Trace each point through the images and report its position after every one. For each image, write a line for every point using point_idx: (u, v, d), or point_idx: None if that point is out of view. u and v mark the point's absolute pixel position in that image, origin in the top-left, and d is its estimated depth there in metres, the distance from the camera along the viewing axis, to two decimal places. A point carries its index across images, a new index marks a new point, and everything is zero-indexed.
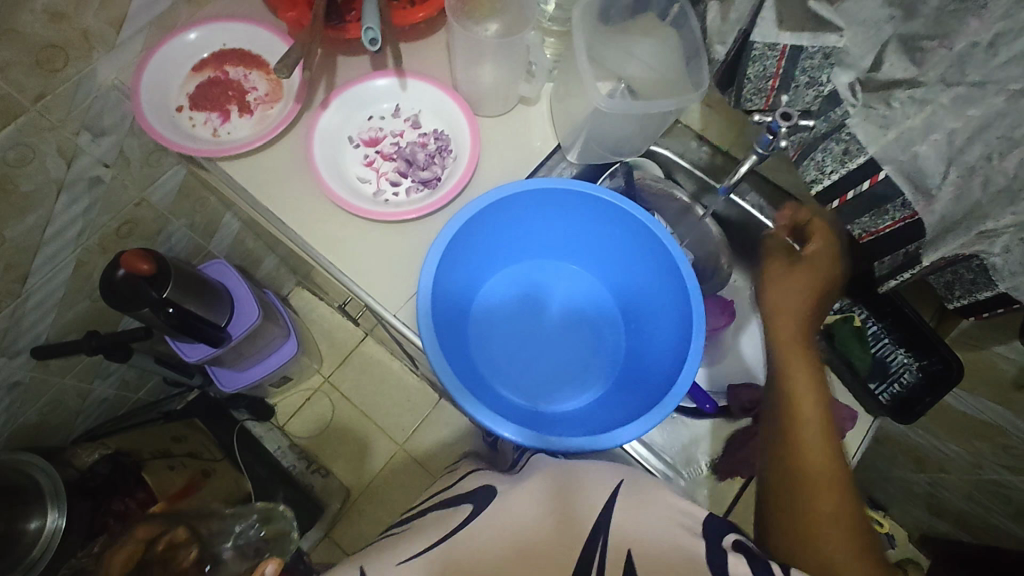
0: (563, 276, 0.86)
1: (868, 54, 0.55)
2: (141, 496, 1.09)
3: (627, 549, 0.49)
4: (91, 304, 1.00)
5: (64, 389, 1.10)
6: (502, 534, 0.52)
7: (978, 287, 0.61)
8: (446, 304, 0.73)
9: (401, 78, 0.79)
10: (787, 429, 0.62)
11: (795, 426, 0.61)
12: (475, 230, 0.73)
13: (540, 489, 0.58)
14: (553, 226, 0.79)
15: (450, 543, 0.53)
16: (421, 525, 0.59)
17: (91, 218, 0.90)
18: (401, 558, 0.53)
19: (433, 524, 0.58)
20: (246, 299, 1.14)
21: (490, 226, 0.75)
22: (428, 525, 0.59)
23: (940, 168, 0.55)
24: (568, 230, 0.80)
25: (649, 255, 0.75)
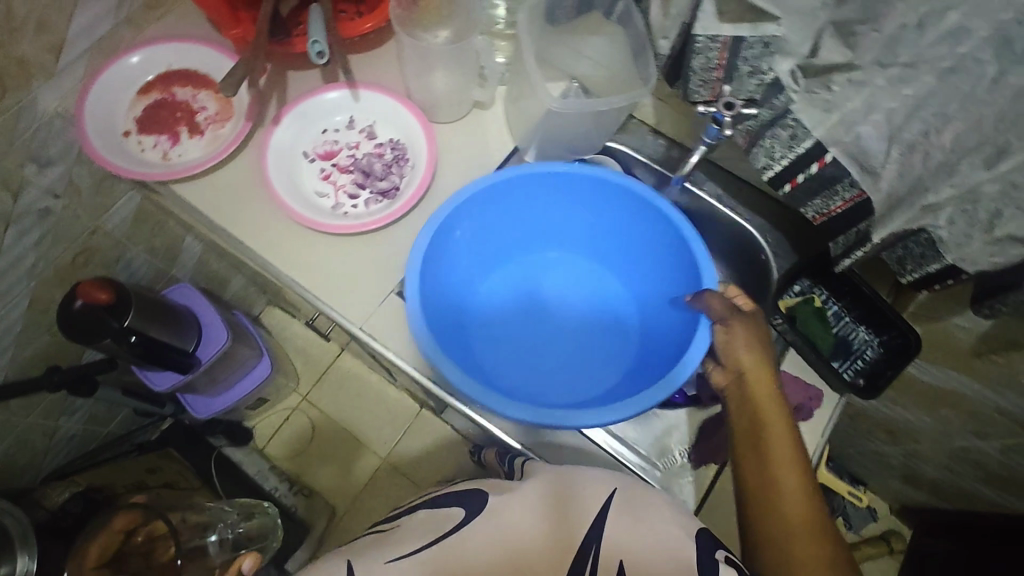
0: (561, 274, 0.84)
1: (806, 41, 0.55)
2: None
3: (617, 561, 0.49)
4: (51, 338, 0.97)
5: (28, 429, 1.06)
6: (503, 538, 0.51)
7: (927, 260, 0.63)
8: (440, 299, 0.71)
9: (353, 90, 0.78)
10: (757, 446, 0.57)
11: (763, 440, 0.58)
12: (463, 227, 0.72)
13: (541, 484, 0.56)
14: (548, 215, 0.78)
15: (447, 542, 0.52)
16: (414, 519, 0.58)
17: (44, 250, 0.88)
18: (393, 556, 0.52)
19: (425, 520, 0.57)
20: (212, 322, 1.12)
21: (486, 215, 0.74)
22: (420, 521, 0.57)
23: (883, 147, 0.56)
24: (567, 218, 0.79)
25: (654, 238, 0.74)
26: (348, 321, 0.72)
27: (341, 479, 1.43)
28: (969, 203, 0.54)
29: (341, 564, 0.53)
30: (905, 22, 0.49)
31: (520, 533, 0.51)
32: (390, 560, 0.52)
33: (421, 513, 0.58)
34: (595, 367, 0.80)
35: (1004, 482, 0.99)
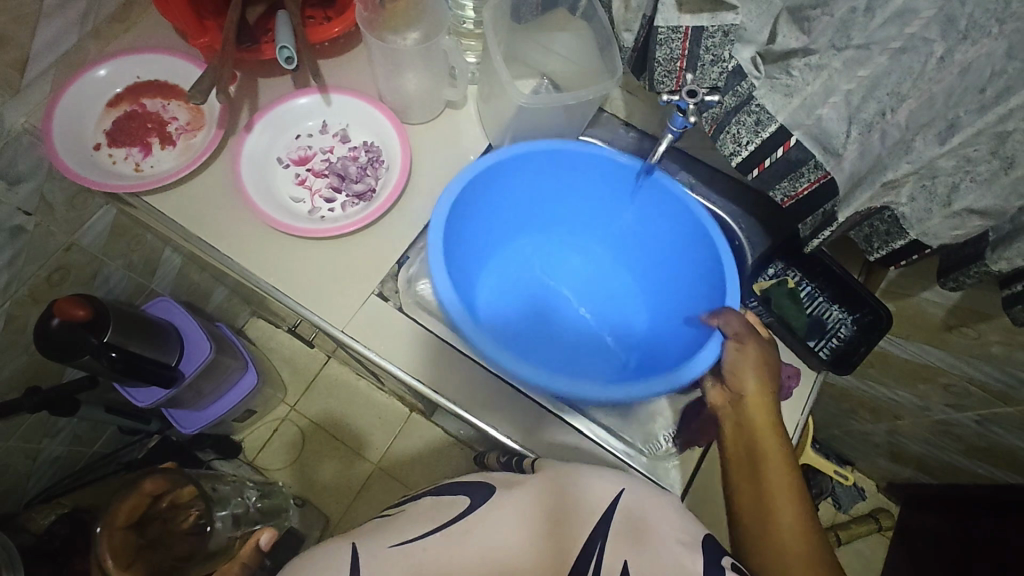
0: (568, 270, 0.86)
1: (765, 27, 0.58)
2: None
3: (623, 561, 0.50)
4: (29, 358, 0.96)
5: (10, 452, 1.05)
6: (510, 532, 0.51)
7: (891, 237, 0.64)
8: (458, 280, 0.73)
9: (325, 94, 0.78)
10: (755, 471, 0.58)
11: (763, 474, 0.57)
12: (477, 207, 0.74)
13: (548, 481, 0.57)
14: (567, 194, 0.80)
15: (453, 530, 0.53)
16: (419, 506, 0.59)
17: (18, 268, 0.87)
18: (396, 541, 0.53)
19: (430, 509, 0.57)
20: (197, 337, 1.11)
21: (488, 198, 0.75)
22: (424, 509, 0.58)
23: (843, 129, 0.58)
24: (572, 206, 0.81)
25: (663, 221, 0.76)
26: (328, 325, 0.73)
27: (334, 487, 1.43)
28: (927, 178, 0.56)
29: (345, 548, 0.54)
30: (855, 5, 0.50)
31: (527, 528, 0.52)
32: (393, 544, 0.53)
33: (426, 502, 0.59)
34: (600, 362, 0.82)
35: (983, 452, 1.02)
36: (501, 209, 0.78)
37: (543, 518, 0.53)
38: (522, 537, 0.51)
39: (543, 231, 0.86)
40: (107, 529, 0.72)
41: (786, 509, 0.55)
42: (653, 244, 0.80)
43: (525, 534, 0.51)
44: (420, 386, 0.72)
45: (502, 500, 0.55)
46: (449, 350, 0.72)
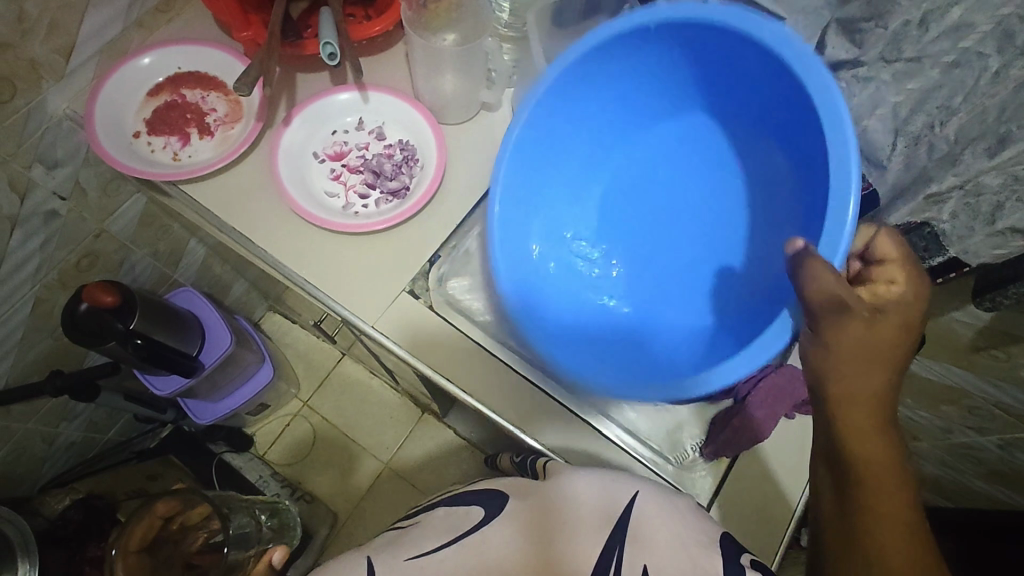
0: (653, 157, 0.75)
1: (812, 38, 0.62)
2: None
3: (643, 566, 0.49)
4: (54, 341, 0.97)
5: (28, 435, 1.05)
6: (518, 543, 0.51)
7: (930, 254, 0.61)
8: (512, 213, 0.68)
9: (363, 92, 0.79)
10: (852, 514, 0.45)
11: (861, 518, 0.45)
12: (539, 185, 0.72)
13: (555, 492, 0.55)
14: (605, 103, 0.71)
15: (465, 543, 0.52)
16: (432, 518, 0.57)
17: (49, 253, 0.87)
18: (411, 555, 0.52)
19: (444, 518, 0.56)
20: (218, 326, 1.12)
21: (542, 170, 0.71)
22: (440, 519, 0.57)
23: (889, 140, 0.59)
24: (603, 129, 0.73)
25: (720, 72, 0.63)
26: (354, 317, 0.73)
27: (343, 485, 1.42)
28: (972, 196, 0.54)
29: (361, 561, 0.53)
30: (909, 18, 0.53)
31: (535, 539, 0.51)
32: (409, 558, 0.51)
33: (440, 513, 0.58)
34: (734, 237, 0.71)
35: (1006, 478, 1.00)
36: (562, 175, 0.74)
37: (547, 527, 0.51)
38: (528, 548, 0.50)
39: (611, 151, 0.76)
40: (121, 551, 0.75)
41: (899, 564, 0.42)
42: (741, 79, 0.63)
43: (531, 547, 0.50)
44: (446, 384, 0.71)
45: (508, 513, 0.54)
46: (477, 350, 0.72)
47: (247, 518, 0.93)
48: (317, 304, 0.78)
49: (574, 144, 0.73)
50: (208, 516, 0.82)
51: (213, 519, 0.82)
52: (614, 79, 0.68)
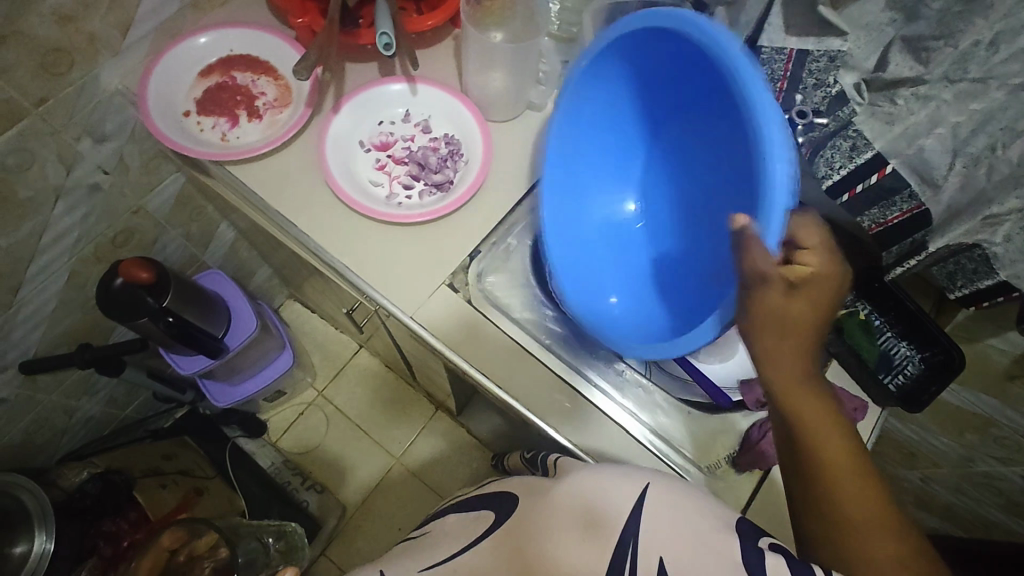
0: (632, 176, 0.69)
1: (872, 54, 0.61)
2: (134, 516, 1.06)
3: (658, 557, 0.45)
4: (84, 315, 0.97)
5: (51, 407, 1.06)
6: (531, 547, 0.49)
7: (978, 276, 0.64)
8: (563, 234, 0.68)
9: (412, 84, 0.79)
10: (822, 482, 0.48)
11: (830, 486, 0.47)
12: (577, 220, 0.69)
13: (569, 485, 0.53)
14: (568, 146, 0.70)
15: (481, 548, 0.52)
16: (445, 525, 0.58)
17: (88, 227, 0.88)
18: (427, 564, 0.52)
19: (456, 527, 0.56)
20: (241, 307, 1.12)
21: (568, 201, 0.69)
22: (453, 528, 0.57)
23: (946, 160, 0.58)
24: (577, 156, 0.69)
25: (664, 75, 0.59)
26: (389, 306, 0.73)
27: (353, 477, 1.42)
28: None
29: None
30: (980, 38, 0.52)
31: (547, 537, 0.49)
32: (426, 568, 0.51)
33: (453, 520, 0.58)
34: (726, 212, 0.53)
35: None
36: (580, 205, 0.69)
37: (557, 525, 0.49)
38: (543, 549, 0.48)
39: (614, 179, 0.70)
40: None
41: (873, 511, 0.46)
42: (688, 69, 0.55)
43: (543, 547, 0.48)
44: (481, 377, 0.71)
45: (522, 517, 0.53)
46: (512, 347, 0.72)
47: (254, 542, 0.89)
48: (352, 291, 0.78)
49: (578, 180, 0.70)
50: (215, 546, 0.79)
51: (220, 548, 0.78)
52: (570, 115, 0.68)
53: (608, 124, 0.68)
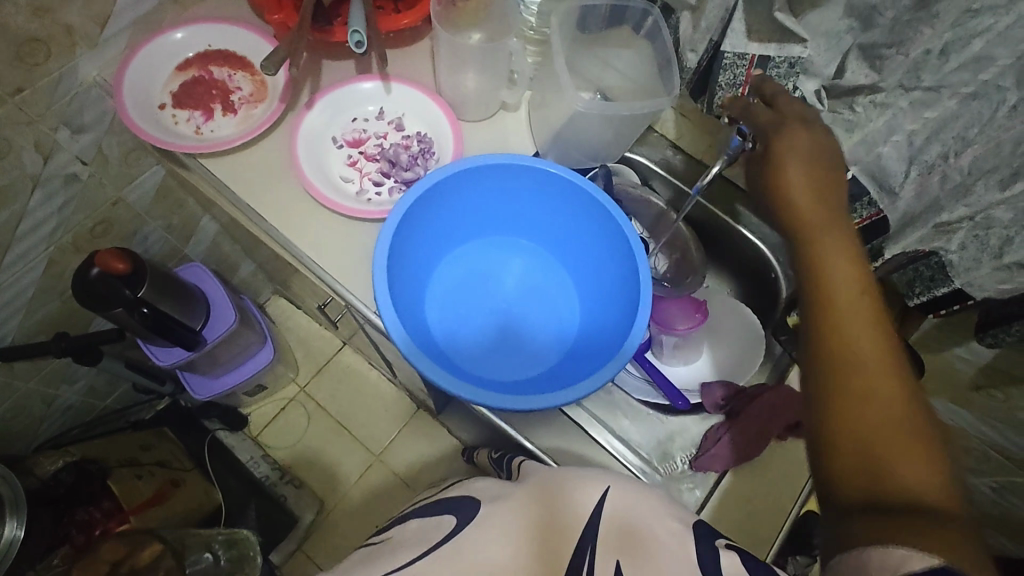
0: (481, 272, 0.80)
1: (832, 62, 0.61)
2: (107, 505, 1.06)
3: (616, 560, 0.44)
4: (62, 304, 0.98)
5: (29, 395, 1.06)
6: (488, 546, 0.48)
7: (935, 284, 0.64)
8: (399, 260, 0.70)
9: (386, 82, 0.80)
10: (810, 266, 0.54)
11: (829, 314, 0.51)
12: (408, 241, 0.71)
13: (531, 488, 0.53)
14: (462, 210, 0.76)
15: (441, 551, 0.49)
16: (404, 532, 0.57)
17: (65, 216, 0.89)
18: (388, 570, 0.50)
19: (417, 533, 0.55)
20: (221, 302, 1.13)
21: (417, 237, 0.73)
22: (414, 535, 0.56)
23: (902, 167, 0.60)
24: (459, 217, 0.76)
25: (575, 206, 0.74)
26: (356, 301, 0.74)
27: (331, 473, 1.43)
28: (981, 228, 0.55)
29: None
30: (930, 47, 0.53)
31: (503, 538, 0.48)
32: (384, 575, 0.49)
33: (413, 527, 0.57)
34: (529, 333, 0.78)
35: None
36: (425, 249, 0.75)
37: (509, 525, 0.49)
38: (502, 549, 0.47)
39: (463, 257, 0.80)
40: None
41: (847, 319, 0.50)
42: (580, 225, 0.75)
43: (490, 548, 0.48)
44: None
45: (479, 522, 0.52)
46: None
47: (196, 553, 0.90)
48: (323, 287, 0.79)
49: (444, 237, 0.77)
50: None
51: None
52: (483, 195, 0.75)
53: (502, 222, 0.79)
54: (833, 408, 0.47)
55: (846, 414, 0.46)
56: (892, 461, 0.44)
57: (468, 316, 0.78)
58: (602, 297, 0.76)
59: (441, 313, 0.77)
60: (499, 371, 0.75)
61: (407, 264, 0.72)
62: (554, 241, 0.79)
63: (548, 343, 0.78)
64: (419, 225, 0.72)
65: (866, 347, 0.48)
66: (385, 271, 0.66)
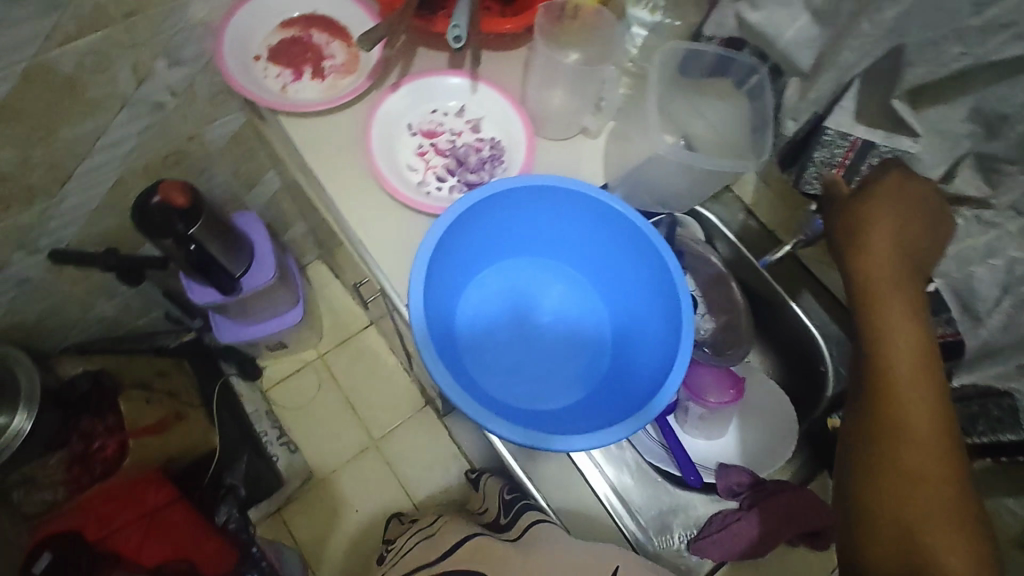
0: (519, 292, 0.78)
1: (943, 163, 0.59)
2: (110, 422, 1.08)
3: None
4: (120, 221, 1.01)
5: (69, 298, 1.10)
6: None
7: (1004, 427, 0.59)
8: (438, 266, 0.68)
9: (473, 82, 0.80)
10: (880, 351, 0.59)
11: (886, 406, 0.57)
12: (451, 248, 0.70)
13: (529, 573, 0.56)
14: (510, 226, 0.74)
15: None
16: None
17: (144, 141, 0.92)
18: None
19: None
20: (262, 254, 1.14)
21: (460, 246, 0.71)
22: None
23: (994, 293, 0.57)
24: (505, 233, 0.75)
25: (626, 243, 0.71)
26: (390, 291, 0.73)
27: (327, 446, 1.43)
28: None
29: None
30: None
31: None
32: None
33: None
34: (554, 366, 0.76)
35: None
36: (466, 258, 0.74)
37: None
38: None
39: (503, 273, 0.78)
40: None
41: (912, 398, 0.56)
42: (628, 263, 0.72)
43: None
44: None
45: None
46: None
47: None
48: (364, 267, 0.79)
49: (488, 250, 0.75)
50: None
51: None
52: (533, 216, 0.73)
53: (549, 245, 0.77)
54: (887, 493, 0.54)
55: (887, 494, 0.54)
56: (935, 550, 0.50)
57: (498, 328, 0.76)
58: (636, 340, 0.73)
59: (472, 326, 0.75)
60: (518, 397, 0.72)
61: (447, 270, 0.71)
62: (595, 269, 0.77)
63: (571, 374, 0.75)
64: (467, 232, 0.71)
65: (921, 426, 0.55)
66: (423, 272, 0.64)
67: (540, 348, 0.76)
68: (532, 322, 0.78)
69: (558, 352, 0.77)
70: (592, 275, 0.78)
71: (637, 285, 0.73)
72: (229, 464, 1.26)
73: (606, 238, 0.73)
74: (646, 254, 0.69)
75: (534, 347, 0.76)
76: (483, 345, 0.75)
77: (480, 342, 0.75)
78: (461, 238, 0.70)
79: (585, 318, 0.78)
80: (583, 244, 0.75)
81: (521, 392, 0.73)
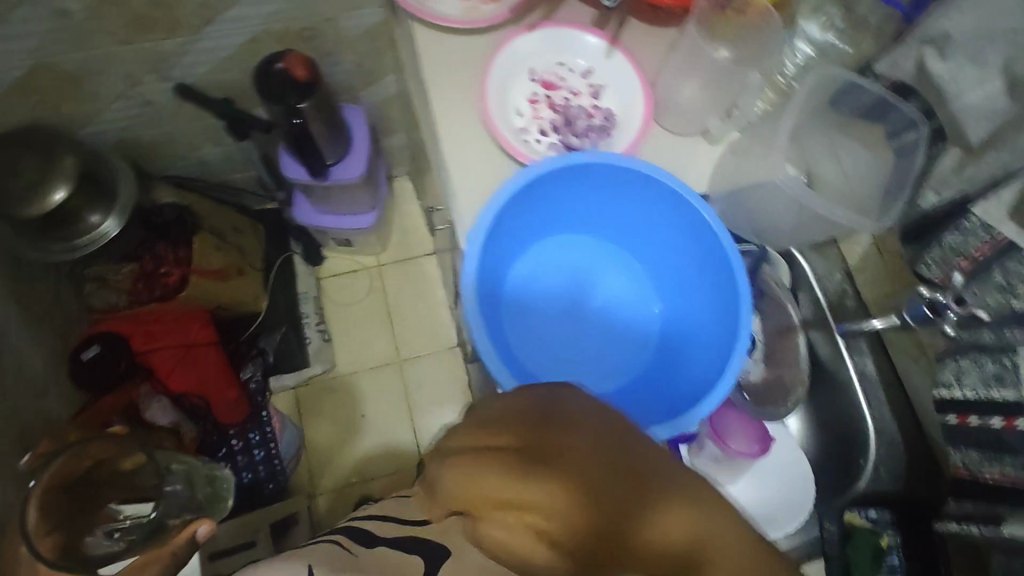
0: (577, 272, 0.79)
1: None
2: (179, 255, 1.17)
3: None
4: (243, 76, 1.06)
5: (180, 132, 1.18)
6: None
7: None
8: (501, 230, 0.70)
9: (610, 47, 0.77)
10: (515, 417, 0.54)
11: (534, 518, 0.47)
12: (518, 216, 0.71)
13: None
14: (582, 203, 0.75)
15: None
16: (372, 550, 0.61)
17: (287, 7, 0.95)
18: None
19: None
20: (357, 145, 1.16)
21: (527, 214, 0.72)
22: None
23: None
24: (576, 208, 0.75)
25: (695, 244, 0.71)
26: (461, 234, 0.72)
27: (357, 348, 1.50)
28: None
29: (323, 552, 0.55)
30: None
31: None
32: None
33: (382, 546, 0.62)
34: (594, 352, 0.77)
35: None
36: (532, 226, 0.75)
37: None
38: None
39: (565, 248, 0.79)
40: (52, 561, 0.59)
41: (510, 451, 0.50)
42: (693, 264, 0.73)
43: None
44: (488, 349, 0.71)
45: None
46: None
47: None
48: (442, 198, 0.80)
49: (555, 222, 0.76)
50: None
51: None
52: (609, 197, 0.73)
53: (617, 229, 0.77)
54: None
55: None
56: None
57: (549, 301, 0.78)
58: (684, 347, 0.74)
59: (526, 294, 0.77)
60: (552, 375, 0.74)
61: (512, 236, 0.73)
62: (660, 262, 0.77)
63: (608, 363, 0.77)
64: (540, 201, 0.72)
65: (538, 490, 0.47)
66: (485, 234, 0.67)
67: (584, 329, 0.78)
68: (583, 303, 0.79)
69: (601, 339, 0.78)
70: (653, 270, 0.78)
71: (699, 290, 0.73)
72: (269, 330, 1.36)
73: (677, 234, 0.73)
74: (715, 259, 0.70)
75: (581, 326, 0.78)
76: (530, 317, 0.77)
77: (529, 312, 0.77)
78: (532, 206, 0.72)
79: (635, 310, 0.79)
80: (650, 235, 0.75)
81: (556, 370, 0.75)
